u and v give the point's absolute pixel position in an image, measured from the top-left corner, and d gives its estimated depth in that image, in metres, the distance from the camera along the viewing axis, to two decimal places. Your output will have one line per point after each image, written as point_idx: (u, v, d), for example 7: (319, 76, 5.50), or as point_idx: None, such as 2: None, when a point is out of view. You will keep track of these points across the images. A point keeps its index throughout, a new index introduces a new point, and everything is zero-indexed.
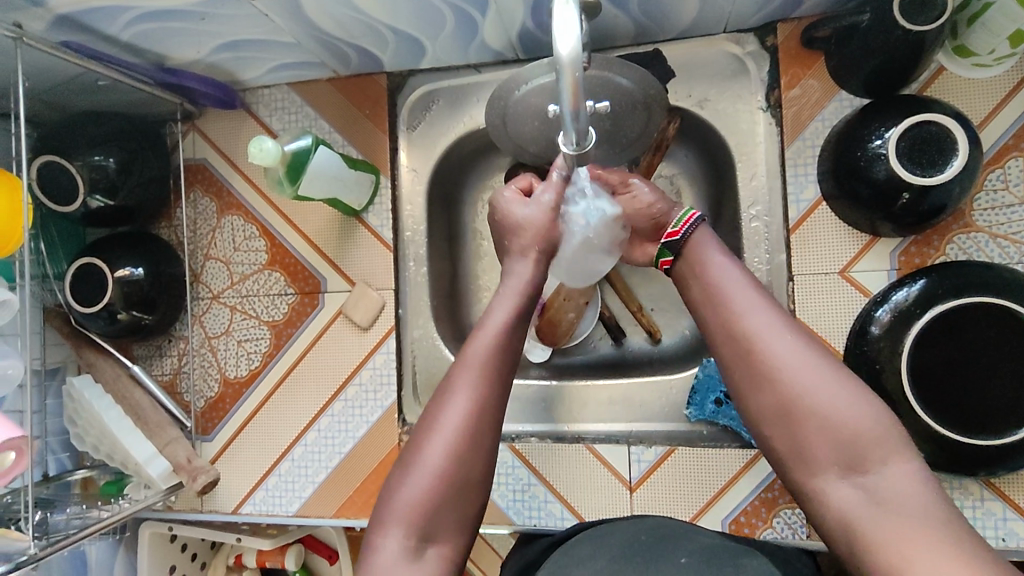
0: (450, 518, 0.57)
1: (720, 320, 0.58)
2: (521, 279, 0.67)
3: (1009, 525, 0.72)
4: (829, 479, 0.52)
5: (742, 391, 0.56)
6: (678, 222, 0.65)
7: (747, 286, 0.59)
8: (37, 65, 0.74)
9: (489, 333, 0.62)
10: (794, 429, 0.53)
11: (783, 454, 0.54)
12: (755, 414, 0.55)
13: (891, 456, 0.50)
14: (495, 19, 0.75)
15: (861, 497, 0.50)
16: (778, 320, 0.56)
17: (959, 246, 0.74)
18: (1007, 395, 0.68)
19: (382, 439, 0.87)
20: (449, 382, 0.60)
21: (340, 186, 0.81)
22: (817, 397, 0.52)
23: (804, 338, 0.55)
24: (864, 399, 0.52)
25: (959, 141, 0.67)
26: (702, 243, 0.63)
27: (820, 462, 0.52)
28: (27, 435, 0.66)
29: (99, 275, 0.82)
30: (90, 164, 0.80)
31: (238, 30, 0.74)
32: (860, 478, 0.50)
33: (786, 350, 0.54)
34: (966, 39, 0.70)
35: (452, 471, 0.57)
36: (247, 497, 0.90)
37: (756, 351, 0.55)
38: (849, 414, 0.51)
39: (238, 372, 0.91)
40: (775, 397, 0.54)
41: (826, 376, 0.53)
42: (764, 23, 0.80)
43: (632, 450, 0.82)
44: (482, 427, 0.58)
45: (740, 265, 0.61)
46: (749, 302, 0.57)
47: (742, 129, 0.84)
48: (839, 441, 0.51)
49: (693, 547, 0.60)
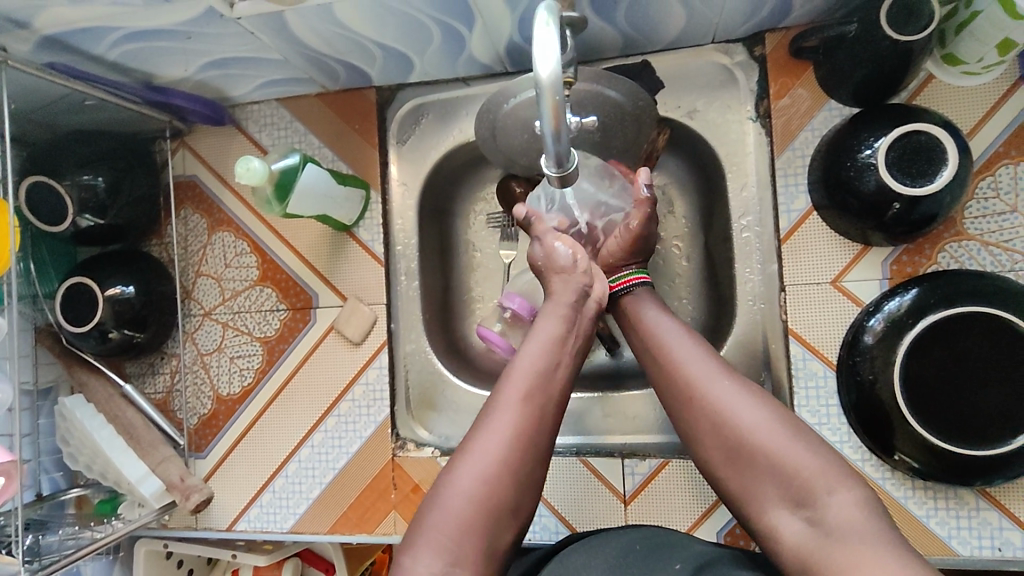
0: (480, 546, 0.54)
1: (664, 371, 0.62)
2: (565, 305, 0.66)
3: (1005, 534, 0.72)
4: (779, 516, 0.53)
5: (693, 438, 0.59)
6: (616, 280, 0.71)
7: (685, 336, 0.63)
8: (23, 87, 0.73)
9: (529, 362, 0.61)
10: (744, 468, 0.55)
11: (739, 497, 0.56)
12: (710, 459, 0.58)
13: (837, 486, 0.51)
14: (482, 32, 0.75)
15: (809, 530, 0.51)
16: (716, 366, 0.60)
17: (951, 255, 0.74)
18: (1002, 404, 0.68)
19: (375, 454, 0.87)
20: (487, 409, 0.60)
21: (330, 202, 0.81)
22: (758, 435, 0.55)
23: (741, 380, 0.59)
24: (806, 437, 0.54)
25: (949, 150, 0.66)
26: (643, 303, 0.68)
27: (768, 499, 0.54)
28: (17, 459, 0.65)
29: (89, 293, 0.82)
30: (78, 184, 0.80)
31: (225, 48, 0.74)
32: (807, 511, 0.51)
33: (724, 392, 0.58)
34: (955, 48, 0.69)
35: (485, 498, 0.55)
36: (241, 514, 0.89)
37: (699, 395, 0.58)
38: (788, 451, 0.53)
39: (230, 389, 0.91)
40: (722, 438, 0.56)
41: (764, 415, 0.56)
42: (752, 33, 0.80)
43: (625, 463, 0.82)
44: (517, 454, 0.57)
45: (679, 320, 0.66)
46: (686, 350, 0.62)
47: (731, 139, 0.83)
48: (784, 478, 0.53)
49: (687, 555, 0.60)
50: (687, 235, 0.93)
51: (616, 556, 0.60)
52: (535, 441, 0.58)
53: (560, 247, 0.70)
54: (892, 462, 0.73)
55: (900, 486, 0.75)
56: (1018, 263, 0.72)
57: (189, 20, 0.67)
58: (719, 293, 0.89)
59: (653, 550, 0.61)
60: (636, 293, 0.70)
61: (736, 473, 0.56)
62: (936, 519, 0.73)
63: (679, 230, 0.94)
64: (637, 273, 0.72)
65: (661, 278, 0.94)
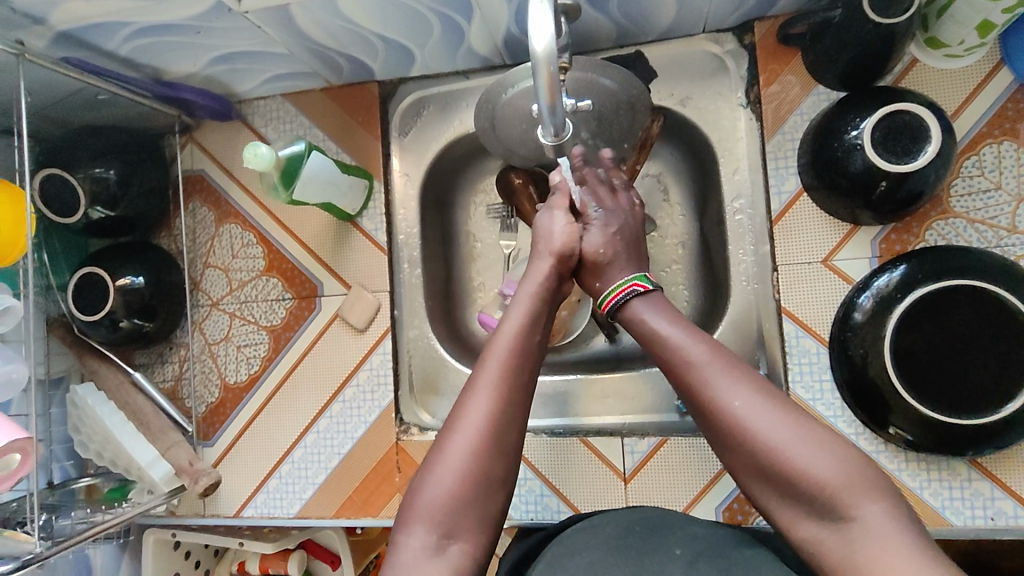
0: (469, 516, 0.56)
1: (681, 384, 0.58)
2: (537, 284, 0.69)
3: (997, 504, 0.73)
4: (808, 529, 0.50)
5: (717, 451, 0.56)
6: (605, 298, 0.68)
7: (699, 344, 0.58)
8: (39, 82, 0.76)
9: (507, 340, 0.63)
10: (767, 481, 0.52)
11: (763, 505, 0.53)
12: (735, 470, 0.55)
13: (864, 498, 0.48)
14: (480, 24, 0.77)
15: (837, 541, 0.48)
16: (734, 376, 0.55)
17: (937, 232, 0.76)
18: (991, 376, 0.70)
19: (380, 439, 0.88)
20: (469, 390, 0.61)
21: (334, 191, 0.83)
22: (783, 450, 0.51)
23: (761, 389, 0.54)
24: (831, 446, 0.50)
25: (933, 129, 0.69)
26: (651, 312, 0.64)
27: (796, 513, 0.51)
28: (33, 438, 0.67)
29: (101, 283, 0.84)
30: (91, 177, 0.83)
31: (233, 42, 0.77)
32: (836, 524, 0.48)
33: (742, 407, 0.53)
34: (937, 31, 0.72)
35: (473, 474, 0.57)
36: (248, 500, 0.91)
37: (716, 409, 0.54)
38: (813, 466, 0.49)
39: (237, 377, 0.93)
40: (746, 454, 0.53)
41: (787, 429, 0.51)
42: (741, 22, 0.83)
43: (625, 442, 0.83)
44: (501, 432, 0.59)
45: (692, 325, 0.61)
46: (702, 361, 0.57)
47: (723, 126, 0.86)
48: (810, 494, 0.49)
49: (686, 536, 0.62)
50: (682, 221, 0.96)
51: (616, 537, 0.61)
52: (515, 414, 0.60)
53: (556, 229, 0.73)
54: (886, 435, 0.75)
55: (893, 459, 0.76)
56: (1002, 239, 0.74)
57: (199, 14, 0.69)
58: (714, 277, 0.91)
59: (653, 530, 0.62)
60: (633, 302, 0.66)
61: (761, 486, 0.53)
62: (930, 491, 0.75)
63: (673, 217, 0.96)
64: (631, 280, 0.68)
65: (658, 265, 0.96)
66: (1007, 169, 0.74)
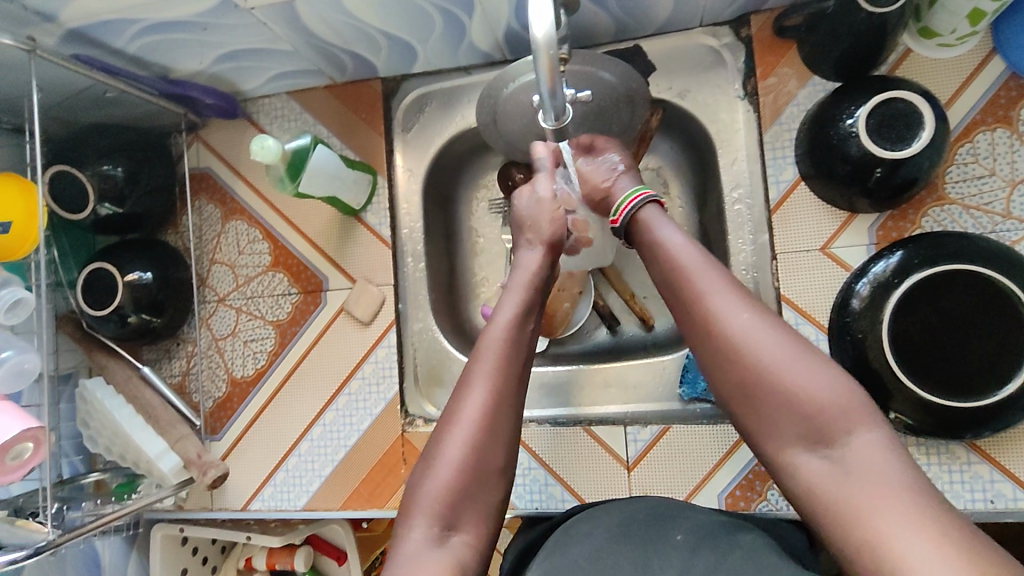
0: (471, 507, 0.58)
1: (683, 303, 0.60)
2: (529, 275, 0.71)
3: (996, 487, 0.74)
4: (797, 454, 0.52)
5: (709, 371, 0.58)
6: (618, 210, 0.69)
7: (708, 266, 0.60)
8: (49, 80, 0.78)
9: (498, 330, 0.65)
10: (759, 401, 0.54)
11: (750, 427, 0.55)
12: (725, 391, 0.57)
13: (856, 426, 0.51)
14: (482, 19, 0.79)
15: (826, 469, 0.51)
16: (737, 297, 0.57)
17: (933, 219, 0.77)
18: (985, 359, 0.71)
19: (384, 431, 0.89)
20: (467, 379, 0.62)
21: (339, 185, 0.84)
22: (781, 369, 0.53)
23: (762, 312, 0.56)
24: (825, 369, 0.53)
25: (926, 115, 0.70)
26: (661, 226, 0.65)
27: (786, 437, 0.53)
28: (45, 427, 0.68)
29: (110, 278, 0.85)
30: (99, 174, 0.85)
31: (239, 39, 0.78)
32: (826, 449, 0.51)
33: (745, 323, 0.56)
34: (929, 21, 0.73)
35: (472, 463, 0.58)
36: (255, 493, 0.92)
37: (717, 328, 0.57)
38: (808, 386, 0.52)
39: (244, 371, 0.94)
40: (742, 373, 0.55)
41: (786, 349, 0.54)
42: (738, 15, 0.84)
43: (628, 430, 0.84)
44: (500, 414, 0.60)
45: (700, 245, 0.62)
46: (709, 281, 0.58)
47: (721, 118, 0.87)
48: (803, 415, 0.52)
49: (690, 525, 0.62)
50: (682, 213, 0.97)
51: (617, 524, 0.62)
52: (516, 390, 0.63)
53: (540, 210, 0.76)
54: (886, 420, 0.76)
55: None
56: (997, 224, 0.75)
57: (206, 11, 0.71)
58: None
59: (656, 517, 0.63)
60: (644, 215, 0.67)
61: (752, 407, 0.55)
62: (930, 474, 0.76)
63: (673, 210, 0.97)
64: (640, 192, 0.68)
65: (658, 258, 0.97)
66: (1001, 155, 0.75)
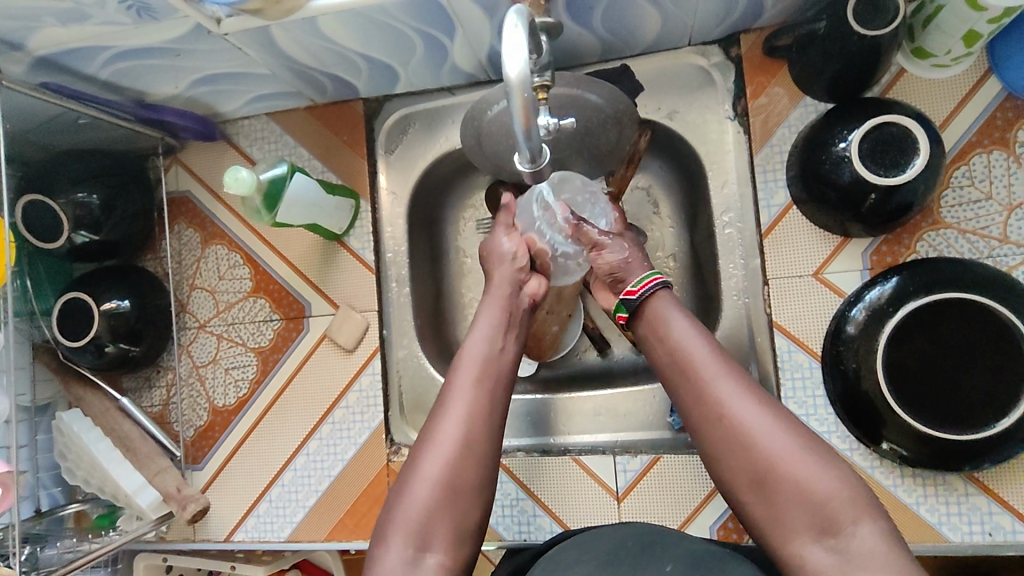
0: (445, 529, 0.56)
1: (687, 388, 0.59)
2: (511, 292, 0.71)
3: (995, 519, 0.72)
4: (802, 545, 0.51)
5: (710, 456, 0.57)
6: (637, 284, 0.67)
7: (712, 353, 0.60)
8: (18, 107, 0.75)
9: (476, 349, 0.65)
10: (765, 493, 0.53)
11: (752, 517, 0.54)
12: (729, 480, 0.56)
13: (862, 516, 0.50)
14: (463, 41, 0.77)
15: (833, 559, 0.49)
16: (744, 387, 0.57)
17: (929, 243, 0.75)
18: (983, 390, 0.69)
19: (369, 461, 0.87)
20: (445, 397, 0.62)
21: (319, 211, 0.82)
22: (788, 462, 0.53)
23: (767, 400, 0.56)
24: (833, 463, 0.53)
25: (920, 140, 0.68)
26: (668, 311, 0.64)
27: (793, 527, 0.52)
28: (14, 470, 0.66)
29: (85, 308, 0.83)
30: (73, 202, 0.82)
31: (214, 64, 0.76)
32: (832, 539, 0.50)
33: (753, 414, 0.55)
34: (923, 41, 0.71)
35: (449, 480, 0.58)
36: (238, 524, 0.90)
37: (724, 416, 0.56)
38: (814, 477, 0.52)
39: (225, 400, 0.92)
40: (749, 464, 0.54)
41: (793, 440, 0.54)
42: (727, 35, 0.82)
43: (617, 460, 0.82)
44: (479, 435, 0.60)
45: (708, 333, 0.62)
46: (717, 369, 0.58)
47: (711, 138, 0.85)
48: (809, 506, 0.51)
49: (680, 552, 0.61)
50: (672, 234, 0.95)
51: (605, 551, 0.61)
52: (491, 411, 0.62)
53: (505, 242, 0.76)
54: (880, 451, 0.74)
55: (889, 474, 0.75)
56: (995, 249, 0.73)
57: (178, 38, 0.69)
58: (705, 291, 0.91)
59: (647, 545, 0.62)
60: (659, 298, 0.66)
61: (759, 500, 0.54)
62: (926, 506, 0.74)
63: (664, 231, 0.95)
64: (654, 275, 0.68)
65: None
66: (998, 178, 0.74)
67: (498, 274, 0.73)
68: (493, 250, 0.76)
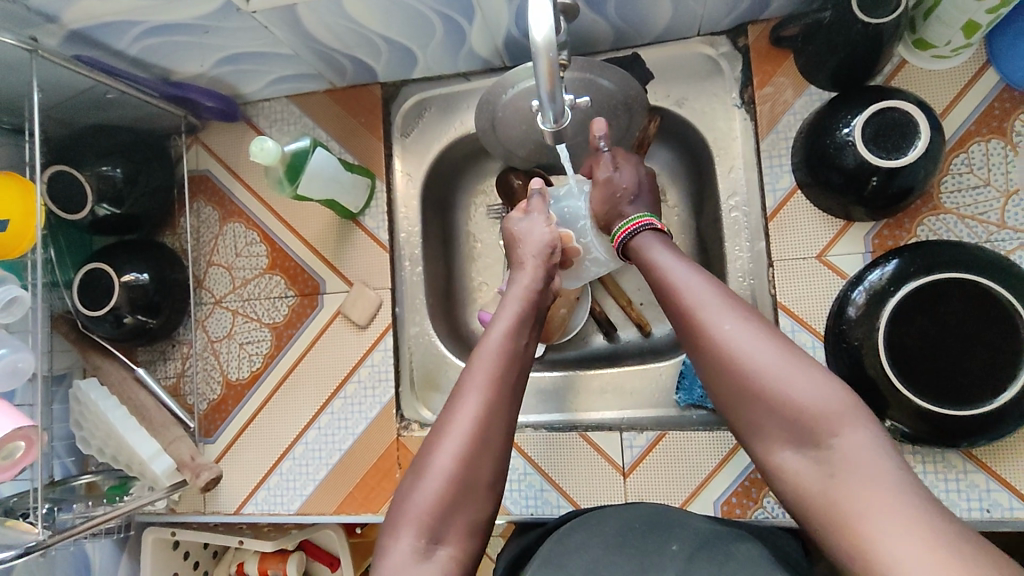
0: (458, 516, 0.57)
1: (673, 313, 0.60)
2: (524, 287, 0.72)
3: (992, 496, 0.74)
4: (782, 455, 0.53)
5: (700, 377, 0.58)
6: (621, 229, 0.71)
7: (695, 277, 0.60)
8: (51, 79, 0.78)
9: (495, 340, 0.65)
10: (747, 406, 0.54)
11: (740, 431, 0.56)
12: (715, 396, 0.57)
13: (845, 426, 0.50)
14: (481, 26, 0.80)
15: (814, 469, 0.51)
16: (725, 306, 0.57)
17: (929, 228, 0.77)
18: (982, 366, 0.71)
19: (380, 435, 0.89)
20: (458, 392, 0.61)
21: (338, 188, 0.84)
22: (768, 376, 0.53)
23: (746, 315, 0.56)
24: (813, 373, 0.53)
25: (921, 124, 0.70)
26: (655, 246, 0.67)
27: (774, 440, 0.53)
28: (37, 426, 0.67)
29: (107, 279, 0.85)
30: (98, 174, 0.85)
31: (240, 43, 0.79)
32: (813, 450, 0.51)
33: (731, 330, 0.56)
34: (924, 33, 0.74)
35: (463, 474, 0.58)
36: (248, 497, 0.91)
37: (704, 335, 0.57)
38: (795, 390, 0.52)
39: (239, 374, 0.94)
40: (730, 380, 0.55)
41: (773, 354, 0.54)
42: (735, 25, 0.85)
43: (624, 436, 0.84)
44: (493, 422, 0.60)
45: (691, 260, 0.63)
46: (697, 289, 0.59)
47: (719, 126, 0.88)
48: (789, 417, 0.52)
49: (686, 534, 0.62)
50: (678, 221, 0.98)
51: (613, 534, 0.62)
52: (508, 406, 0.62)
53: (540, 232, 0.79)
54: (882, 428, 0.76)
55: None
56: (992, 234, 0.76)
57: (209, 15, 0.72)
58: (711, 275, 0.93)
59: (652, 527, 0.63)
60: (640, 237, 0.69)
61: (741, 413, 0.55)
62: (925, 482, 0.76)
63: (670, 217, 0.98)
64: (643, 216, 0.71)
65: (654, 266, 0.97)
66: (996, 166, 0.76)
67: (528, 270, 0.74)
68: (526, 236, 0.79)
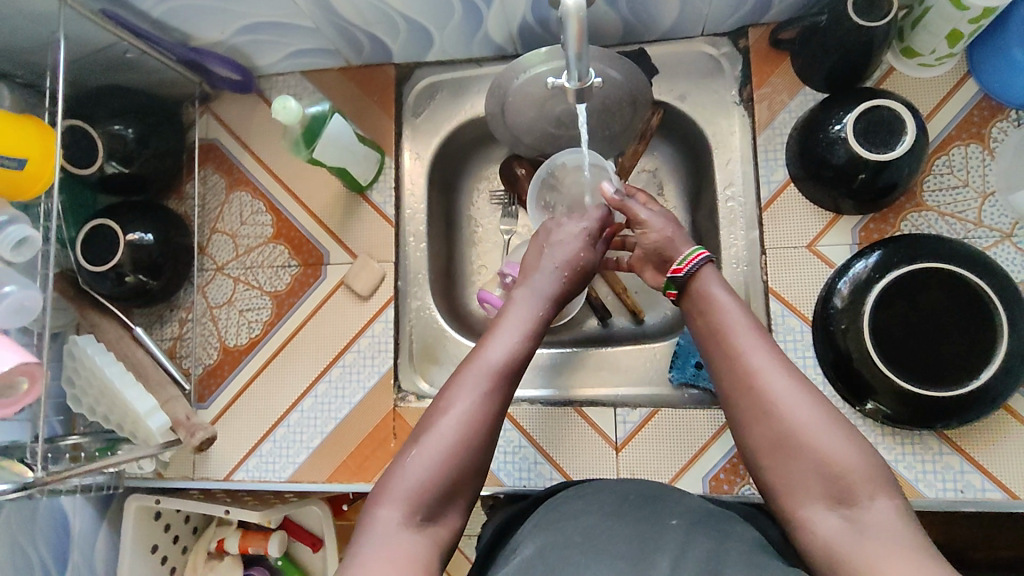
0: (454, 498, 0.59)
1: (722, 362, 0.64)
2: (539, 289, 0.74)
3: (966, 477, 0.78)
4: (815, 511, 0.56)
5: (740, 423, 0.62)
6: (684, 260, 0.71)
7: (752, 328, 0.65)
8: (75, 29, 0.79)
9: (510, 341, 0.67)
10: (786, 455, 0.58)
11: (770, 479, 0.59)
12: (753, 442, 0.60)
13: (877, 492, 0.54)
14: (499, 10, 0.83)
15: (845, 527, 0.54)
16: (777, 361, 0.62)
17: (912, 223, 0.82)
18: (959, 353, 0.75)
19: (377, 405, 0.90)
20: (456, 379, 0.64)
21: (351, 157, 0.86)
22: (813, 433, 0.57)
23: (796, 373, 0.61)
24: (851, 437, 0.57)
25: (908, 122, 0.75)
26: (717, 291, 0.69)
27: (806, 492, 0.56)
28: (42, 364, 0.67)
29: (112, 235, 0.86)
30: (110, 133, 0.86)
31: (262, 10, 0.81)
32: (846, 509, 0.55)
33: (784, 386, 0.60)
34: (913, 41, 0.80)
35: (455, 452, 0.59)
36: (240, 463, 0.90)
37: (755, 384, 0.61)
38: (834, 450, 0.56)
39: (237, 340, 0.94)
40: (772, 431, 0.59)
41: (818, 414, 0.58)
42: (737, 27, 0.90)
43: (618, 412, 0.86)
44: (489, 416, 0.62)
45: (748, 309, 0.67)
46: (751, 341, 0.63)
47: (718, 122, 0.93)
48: (828, 474, 0.56)
49: (682, 508, 0.64)
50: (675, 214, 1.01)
51: (611, 502, 0.64)
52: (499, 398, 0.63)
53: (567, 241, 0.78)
54: (863, 410, 0.79)
55: (871, 432, 0.80)
56: (971, 231, 0.81)
57: None
58: None
59: (649, 499, 0.65)
60: (702, 275, 0.70)
61: (774, 462, 0.59)
62: (904, 463, 0.79)
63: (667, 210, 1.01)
64: (698, 251, 0.71)
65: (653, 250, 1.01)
66: (974, 168, 0.82)
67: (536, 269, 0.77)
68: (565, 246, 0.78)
